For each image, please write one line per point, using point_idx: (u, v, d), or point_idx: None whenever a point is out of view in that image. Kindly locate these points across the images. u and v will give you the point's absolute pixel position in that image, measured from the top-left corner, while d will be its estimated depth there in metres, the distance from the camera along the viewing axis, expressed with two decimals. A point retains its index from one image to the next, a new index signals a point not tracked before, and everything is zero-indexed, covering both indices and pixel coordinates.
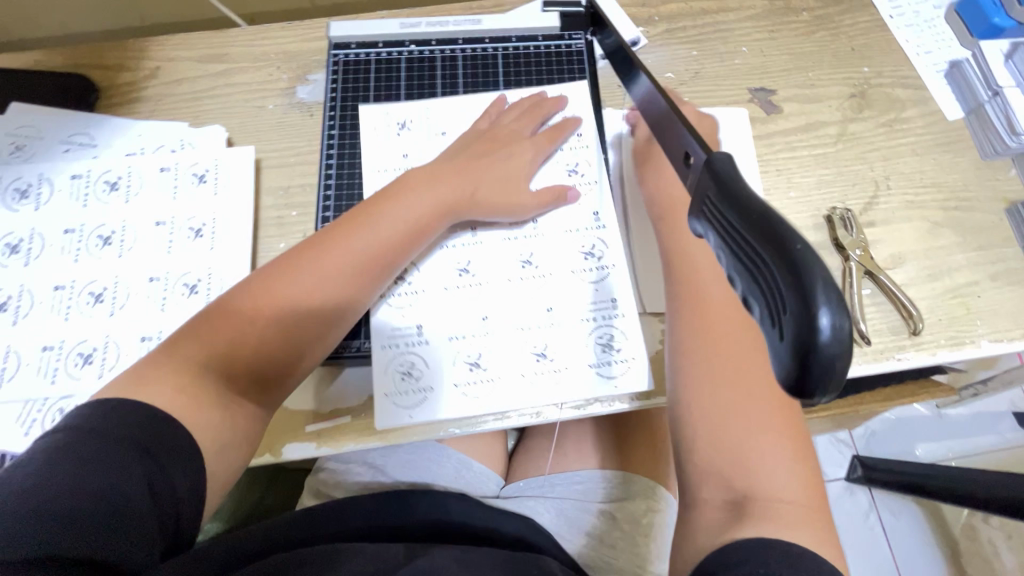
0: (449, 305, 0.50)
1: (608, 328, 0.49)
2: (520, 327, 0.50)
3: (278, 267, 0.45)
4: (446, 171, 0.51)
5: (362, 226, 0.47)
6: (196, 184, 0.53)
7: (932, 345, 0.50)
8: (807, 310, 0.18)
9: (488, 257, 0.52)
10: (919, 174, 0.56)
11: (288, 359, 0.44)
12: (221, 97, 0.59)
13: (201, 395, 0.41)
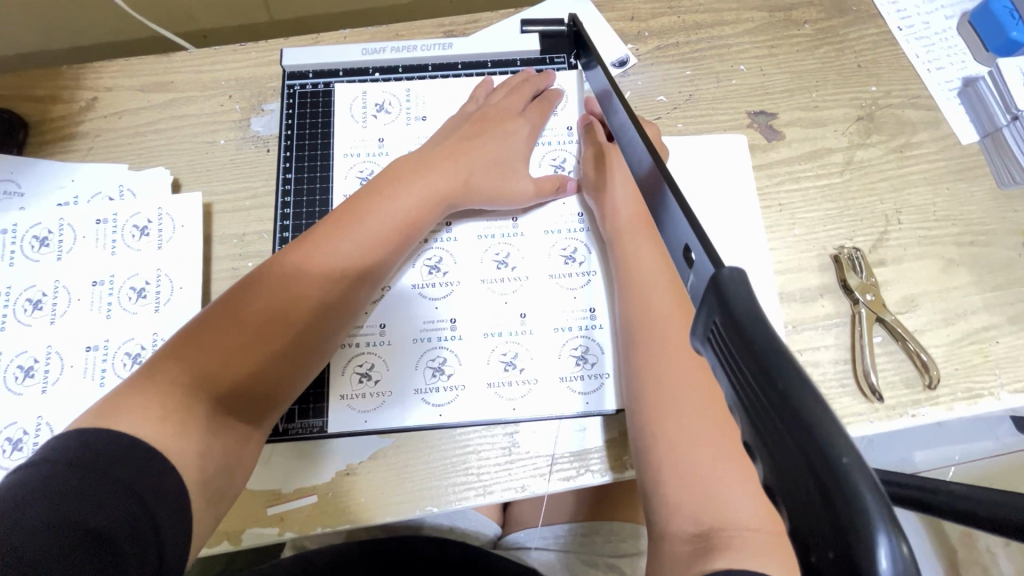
0: (412, 302, 0.47)
1: (591, 340, 0.46)
2: (491, 333, 0.46)
3: (263, 275, 0.40)
4: (440, 156, 0.46)
5: (356, 219, 0.43)
6: (138, 236, 0.47)
7: (949, 399, 0.46)
8: (857, 541, 0.14)
9: (464, 260, 0.48)
10: (931, 206, 0.52)
11: (288, 369, 0.40)
12: (166, 132, 0.53)
13: (194, 423, 0.36)
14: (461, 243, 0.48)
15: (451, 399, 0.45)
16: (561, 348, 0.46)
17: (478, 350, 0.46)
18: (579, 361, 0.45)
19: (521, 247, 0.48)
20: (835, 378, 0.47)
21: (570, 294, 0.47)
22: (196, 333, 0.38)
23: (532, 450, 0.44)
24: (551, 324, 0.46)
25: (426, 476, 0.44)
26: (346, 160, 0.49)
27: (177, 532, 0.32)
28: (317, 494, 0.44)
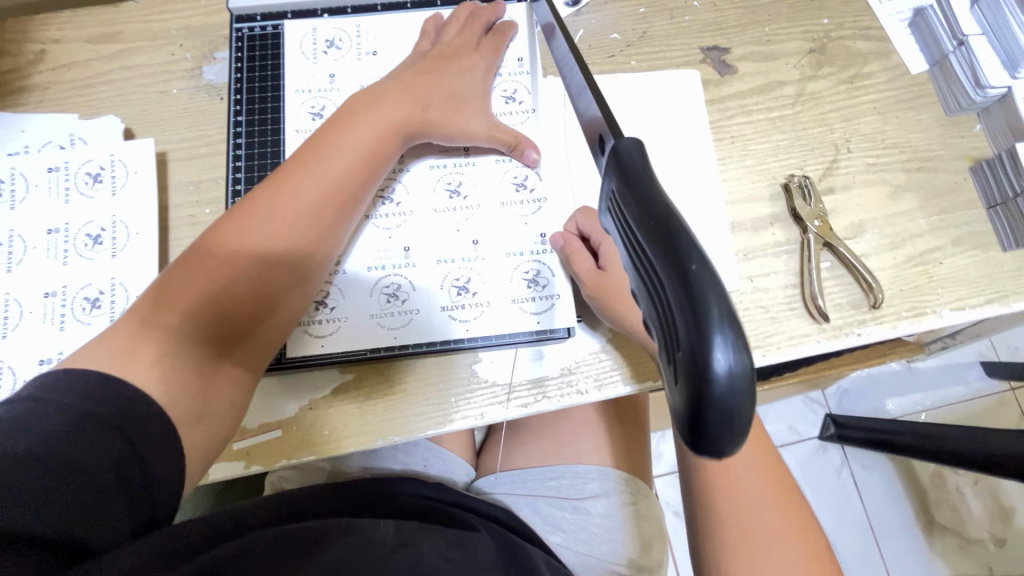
0: (364, 231, 0.47)
1: (541, 264, 0.46)
2: (443, 261, 0.46)
3: (236, 220, 0.40)
4: (395, 91, 0.45)
5: (317, 158, 0.42)
6: (91, 184, 0.47)
7: (893, 318, 0.48)
8: (703, 343, 0.17)
9: (416, 192, 0.48)
10: (880, 135, 0.53)
11: (274, 305, 0.41)
12: (117, 82, 0.53)
13: (182, 362, 0.37)
14: (414, 174, 0.48)
15: (405, 324, 0.45)
16: (513, 274, 0.46)
17: (432, 277, 0.46)
18: (531, 285, 0.46)
19: (474, 176, 0.48)
20: (784, 302, 0.48)
21: (522, 222, 0.47)
22: (174, 282, 0.38)
23: (489, 378, 0.46)
24: (504, 252, 0.46)
25: (389, 406, 0.45)
26: (296, 104, 0.49)
27: (168, 467, 0.34)
28: (281, 429, 0.45)
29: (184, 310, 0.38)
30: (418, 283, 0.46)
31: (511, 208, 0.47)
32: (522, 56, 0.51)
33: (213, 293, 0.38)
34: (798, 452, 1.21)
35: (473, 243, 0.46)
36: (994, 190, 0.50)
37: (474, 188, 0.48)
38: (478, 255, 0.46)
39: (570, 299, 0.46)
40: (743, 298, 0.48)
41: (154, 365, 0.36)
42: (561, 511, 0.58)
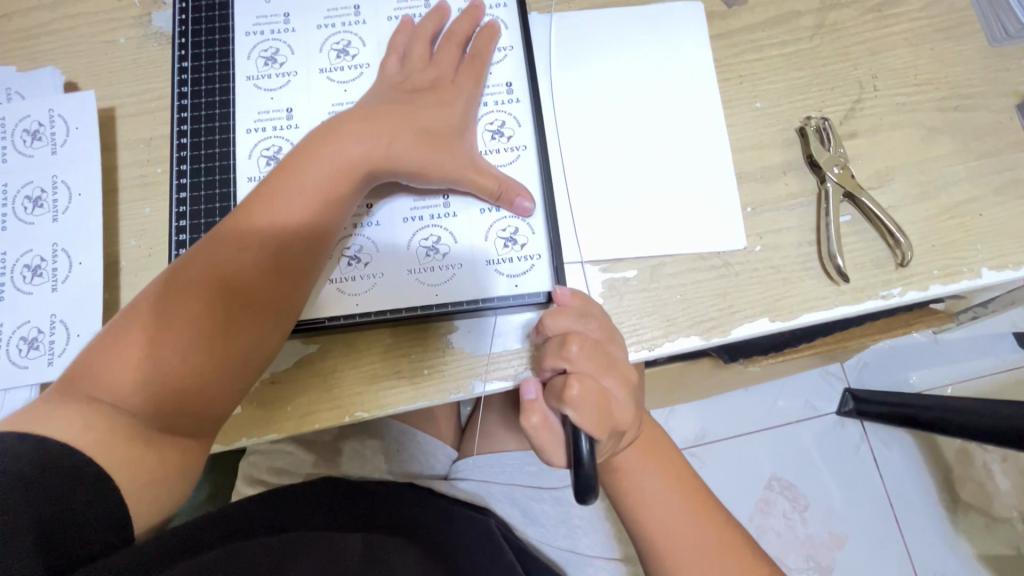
0: None
1: (515, 219, 0.41)
2: (411, 218, 0.41)
3: (177, 279, 0.35)
4: (367, 114, 0.39)
5: (269, 207, 0.36)
6: (30, 142, 0.43)
7: (924, 278, 0.42)
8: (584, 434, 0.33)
9: None
10: (912, 70, 0.46)
11: (224, 366, 0.35)
12: (59, 33, 0.48)
13: (119, 444, 0.32)
14: None
15: (369, 288, 0.40)
16: (487, 230, 0.41)
17: (399, 238, 0.41)
18: (509, 244, 0.41)
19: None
20: (798, 261, 0.43)
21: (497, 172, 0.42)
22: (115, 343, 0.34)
23: (467, 351, 0.41)
24: (477, 207, 0.41)
25: (357, 379, 0.41)
26: (245, 47, 0.43)
27: (103, 515, 0.30)
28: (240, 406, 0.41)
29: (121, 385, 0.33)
30: (382, 244, 0.41)
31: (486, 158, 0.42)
32: None
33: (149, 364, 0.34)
34: (814, 428, 1.16)
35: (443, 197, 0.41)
36: None
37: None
38: (449, 211, 0.41)
39: (551, 260, 0.41)
40: (751, 258, 0.43)
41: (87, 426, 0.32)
42: (537, 500, 0.55)
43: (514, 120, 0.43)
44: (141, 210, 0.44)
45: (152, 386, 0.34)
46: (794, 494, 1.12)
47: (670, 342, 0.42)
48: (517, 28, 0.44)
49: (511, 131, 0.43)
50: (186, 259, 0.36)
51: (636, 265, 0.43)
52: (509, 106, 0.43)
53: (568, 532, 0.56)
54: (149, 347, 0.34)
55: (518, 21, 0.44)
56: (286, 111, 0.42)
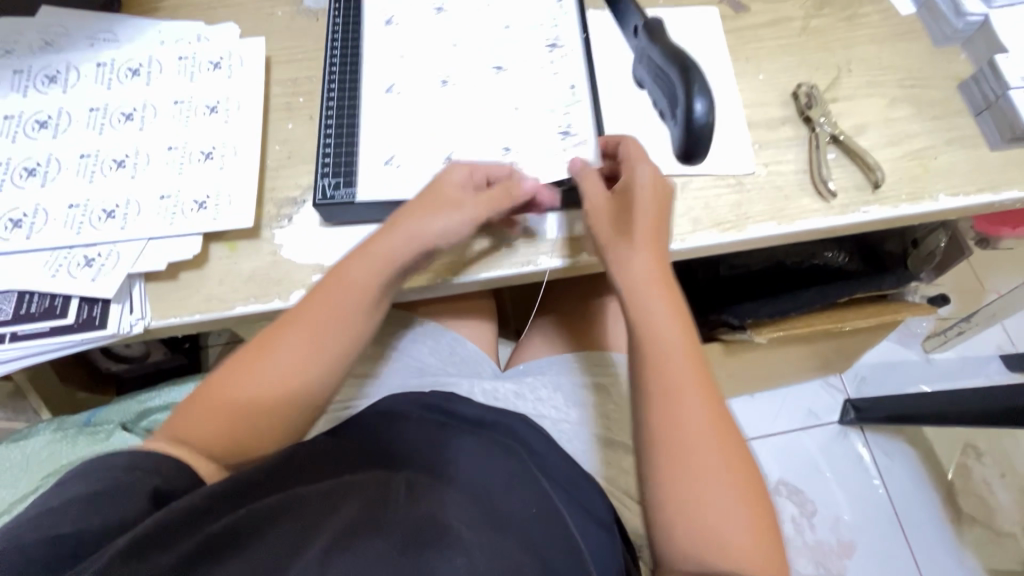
0: (437, 103, 0.55)
1: (568, 117, 0.54)
2: (499, 124, 0.54)
3: (257, 352, 0.47)
4: (414, 208, 0.49)
5: (324, 293, 0.48)
6: (212, 70, 0.57)
7: (895, 200, 0.54)
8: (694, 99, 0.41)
9: (478, 69, 0.56)
10: (877, 60, 0.61)
11: (292, 401, 0.47)
12: (232, 6, 0.63)
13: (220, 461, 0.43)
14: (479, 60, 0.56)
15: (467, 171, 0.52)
16: (549, 126, 0.53)
17: (477, 135, 0.54)
18: (565, 132, 0.53)
19: (513, 47, 0.57)
20: (796, 184, 0.55)
21: (555, 87, 0.55)
22: (218, 388, 0.46)
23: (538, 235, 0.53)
24: (541, 111, 0.54)
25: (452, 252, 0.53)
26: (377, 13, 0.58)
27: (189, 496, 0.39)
28: None
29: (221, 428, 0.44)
30: (462, 142, 0.53)
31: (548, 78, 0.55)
32: None
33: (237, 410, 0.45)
34: (817, 436, 1.20)
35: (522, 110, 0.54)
36: (979, 98, 0.57)
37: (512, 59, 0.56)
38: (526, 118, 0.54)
39: (595, 143, 0.53)
40: (760, 179, 0.55)
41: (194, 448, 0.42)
42: (577, 390, 0.61)
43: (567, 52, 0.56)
44: (286, 125, 0.57)
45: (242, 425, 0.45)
46: (802, 499, 1.14)
47: (698, 236, 0.53)
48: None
49: (562, 53, 0.56)
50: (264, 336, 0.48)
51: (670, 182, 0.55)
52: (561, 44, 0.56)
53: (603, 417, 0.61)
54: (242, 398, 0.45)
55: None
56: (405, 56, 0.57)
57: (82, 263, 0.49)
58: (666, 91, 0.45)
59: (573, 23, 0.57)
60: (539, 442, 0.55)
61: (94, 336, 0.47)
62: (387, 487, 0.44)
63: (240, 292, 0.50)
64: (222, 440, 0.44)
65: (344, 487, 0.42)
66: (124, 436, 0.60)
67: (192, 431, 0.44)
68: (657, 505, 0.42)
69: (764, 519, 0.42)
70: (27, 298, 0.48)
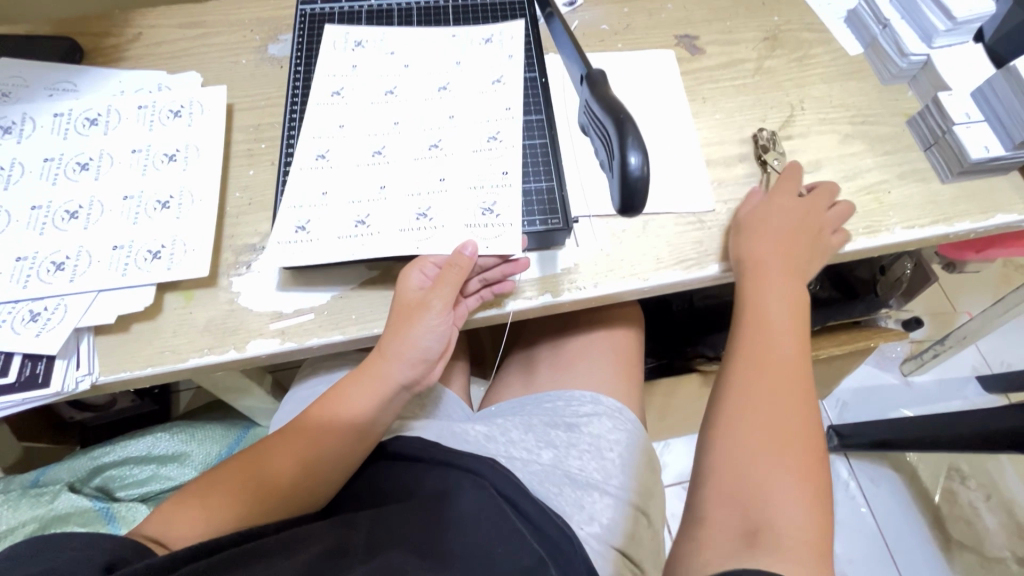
0: (407, 164, 0.52)
1: (494, 194, 0.50)
2: (469, 184, 0.51)
3: (295, 428, 0.50)
4: (390, 320, 0.49)
5: (354, 381, 0.50)
6: (172, 118, 0.57)
7: (852, 233, 0.55)
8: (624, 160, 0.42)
9: (456, 128, 0.54)
10: (829, 98, 0.63)
11: (306, 474, 0.49)
12: (197, 54, 0.64)
13: (220, 516, 0.45)
14: (459, 121, 0.54)
15: (429, 238, 0.49)
16: (471, 201, 0.50)
17: (428, 196, 0.50)
18: (486, 212, 0.50)
19: (451, 133, 0.54)
20: None
21: (487, 159, 0.52)
22: (216, 481, 0.48)
23: None
24: (475, 178, 0.51)
25: None
26: (339, 49, 0.60)
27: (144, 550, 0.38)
28: (314, 312, 0.50)
29: (237, 493, 0.47)
30: (428, 202, 0.50)
31: (489, 148, 0.53)
32: (510, 42, 0.59)
33: (259, 477, 0.48)
34: None
35: (487, 178, 0.51)
36: (927, 133, 0.59)
37: (446, 143, 0.53)
38: (493, 188, 0.51)
39: (519, 231, 0.49)
40: (720, 217, 0.56)
41: (201, 512, 0.45)
42: (551, 429, 0.59)
43: (508, 113, 0.55)
44: (247, 171, 0.57)
45: (258, 489, 0.48)
46: None
47: (660, 274, 0.53)
48: (516, 72, 0.57)
49: (499, 149, 0.53)
50: (304, 415, 0.51)
51: (630, 220, 0.55)
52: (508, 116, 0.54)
53: (577, 455, 0.57)
54: (264, 469, 0.48)
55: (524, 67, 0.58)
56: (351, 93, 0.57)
57: (28, 317, 0.47)
58: (603, 139, 0.44)
59: (517, 119, 0.54)
60: (489, 468, 0.52)
61: (36, 395, 0.45)
62: (346, 530, 0.44)
63: (195, 343, 0.49)
64: (203, 526, 0.44)
65: (300, 535, 0.42)
66: (71, 498, 0.58)
67: (175, 524, 0.44)
68: (713, 498, 0.42)
69: (822, 496, 0.41)
70: None
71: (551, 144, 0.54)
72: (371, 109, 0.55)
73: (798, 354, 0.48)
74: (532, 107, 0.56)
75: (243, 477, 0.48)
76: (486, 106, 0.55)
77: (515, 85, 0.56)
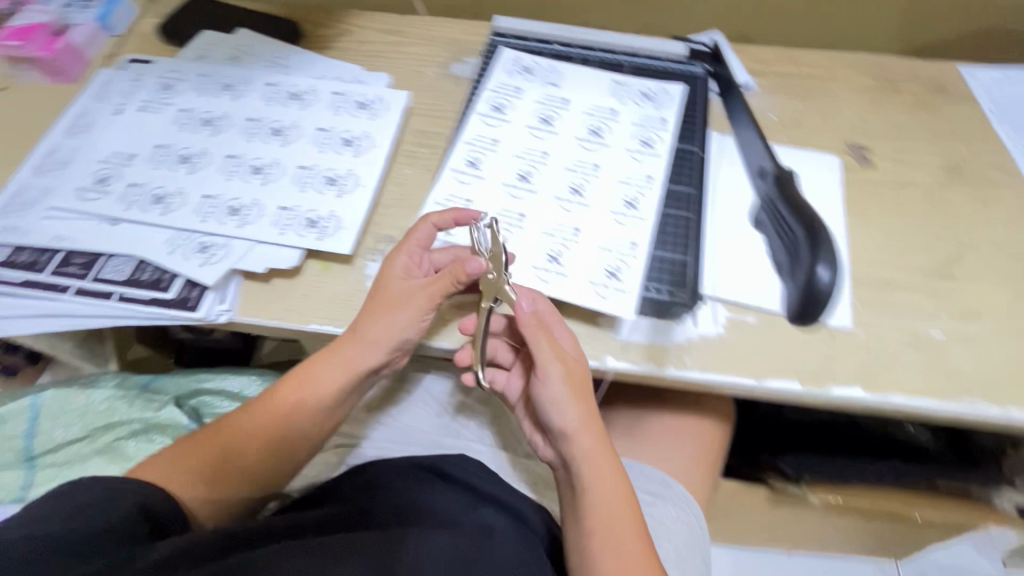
0: (547, 201, 0.54)
1: (620, 258, 0.51)
2: (603, 239, 0.52)
3: (264, 400, 0.53)
4: (365, 305, 0.50)
5: (321, 362, 0.52)
6: (358, 108, 0.64)
7: (1005, 401, 0.49)
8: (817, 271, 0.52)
9: (600, 182, 0.55)
10: (1007, 246, 0.58)
11: (280, 440, 0.52)
12: (391, 58, 0.71)
13: (184, 475, 0.49)
14: (603, 177, 0.56)
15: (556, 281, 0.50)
16: (598, 256, 0.51)
17: (562, 240, 0.52)
18: (611, 275, 0.50)
19: (594, 186, 0.55)
20: (895, 352, 0.52)
21: (620, 220, 0.53)
22: (187, 447, 0.51)
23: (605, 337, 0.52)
24: (608, 236, 0.52)
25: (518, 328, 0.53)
26: (513, 74, 0.63)
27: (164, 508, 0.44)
28: None
29: (201, 458, 0.50)
30: (561, 244, 0.52)
31: (624, 210, 0.54)
32: (667, 111, 0.61)
33: (231, 445, 0.51)
34: None
35: (618, 239, 0.52)
36: None
37: (592, 195, 0.54)
38: (621, 251, 0.51)
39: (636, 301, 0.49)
40: (853, 339, 0.52)
41: (174, 477, 0.48)
42: None
43: (648, 180, 0.56)
44: (404, 170, 0.61)
45: (226, 454, 0.51)
46: None
47: (776, 380, 0.50)
48: (669, 144, 0.58)
49: (635, 217, 0.53)
50: (272, 388, 0.53)
51: (757, 314, 0.53)
52: (648, 187, 0.55)
53: None
54: (237, 436, 0.51)
55: (673, 138, 0.59)
56: (512, 119, 0.60)
57: (198, 248, 0.54)
58: (795, 248, 0.53)
59: (658, 191, 0.55)
60: (482, 478, 0.56)
61: (183, 315, 0.51)
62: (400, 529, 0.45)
63: (319, 310, 0.53)
64: (205, 498, 0.49)
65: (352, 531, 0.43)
66: (172, 411, 0.65)
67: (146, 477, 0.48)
68: None
69: None
70: (142, 266, 0.53)
71: (694, 220, 0.54)
72: (529, 140, 0.58)
73: (623, 503, 0.45)
74: (684, 180, 0.57)
75: (214, 443, 0.51)
76: (632, 169, 0.56)
77: (666, 160, 0.57)
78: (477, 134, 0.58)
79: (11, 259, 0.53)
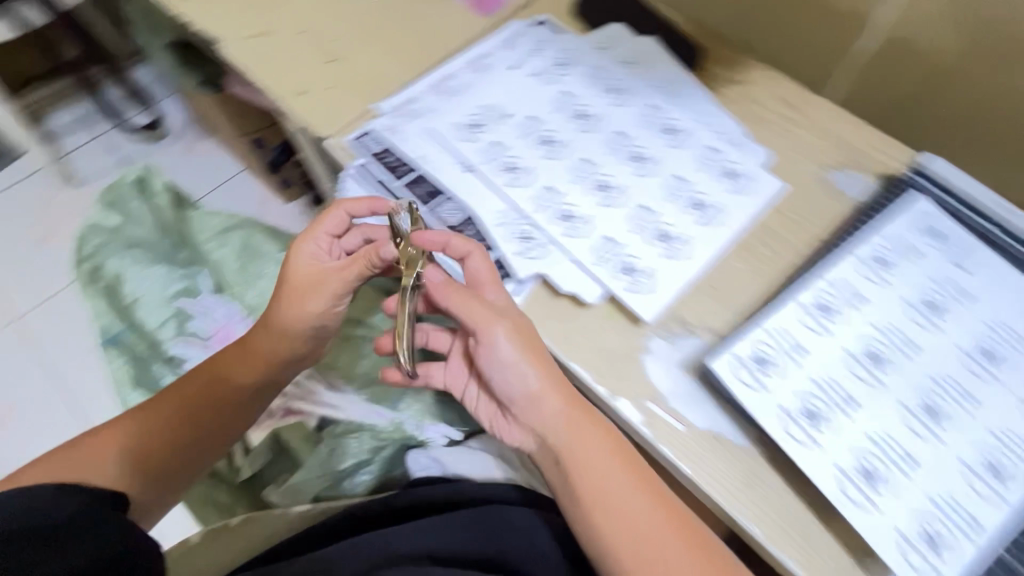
0: (893, 405, 0.45)
1: (948, 527, 0.42)
2: (936, 490, 0.43)
3: (206, 374, 0.58)
4: (287, 289, 0.55)
5: (255, 340, 0.57)
6: (723, 177, 0.58)
7: None
8: None
9: (968, 420, 0.45)
10: None
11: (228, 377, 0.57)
12: (774, 132, 0.63)
13: (126, 450, 0.52)
14: (976, 416, 0.45)
15: (858, 504, 0.42)
16: (921, 508, 0.42)
17: (886, 462, 0.43)
18: (926, 539, 0.42)
19: (959, 420, 0.45)
20: None
21: (972, 482, 0.43)
22: (136, 423, 0.54)
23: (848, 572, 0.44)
24: (944, 491, 0.43)
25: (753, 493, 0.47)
26: (918, 230, 0.52)
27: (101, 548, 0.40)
28: (686, 427, 0.48)
29: (132, 440, 0.53)
30: (883, 466, 0.43)
31: (982, 473, 0.43)
32: None
33: (150, 425, 0.54)
34: None
35: (957, 503, 0.42)
36: None
37: (952, 432, 0.44)
38: (953, 520, 0.42)
39: None
40: None
41: (104, 455, 0.51)
42: None
43: None
44: (732, 264, 0.55)
45: (153, 442, 0.54)
46: None
47: None
48: None
49: (993, 490, 0.43)
50: (189, 379, 0.58)
51: None
52: None
53: None
54: (169, 411, 0.55)
55: None
56: (895, 284, 0.50)
57: (520, 234, 0.54)
58: None
59: None
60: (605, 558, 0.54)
61: None
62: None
63: (587, 356, 0.51)
64: (118, 463, 0.51)
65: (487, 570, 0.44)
66: None
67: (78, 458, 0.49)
68: None
69: None
70: (469, 221, 0.56)
71: None
72: (903, 320, 0.48)
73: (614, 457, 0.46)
74: None
75: (128, 431, 0.54)
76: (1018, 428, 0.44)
77: None
78: (845, 279, 0.50)
79: (381, 157, 0.60)
